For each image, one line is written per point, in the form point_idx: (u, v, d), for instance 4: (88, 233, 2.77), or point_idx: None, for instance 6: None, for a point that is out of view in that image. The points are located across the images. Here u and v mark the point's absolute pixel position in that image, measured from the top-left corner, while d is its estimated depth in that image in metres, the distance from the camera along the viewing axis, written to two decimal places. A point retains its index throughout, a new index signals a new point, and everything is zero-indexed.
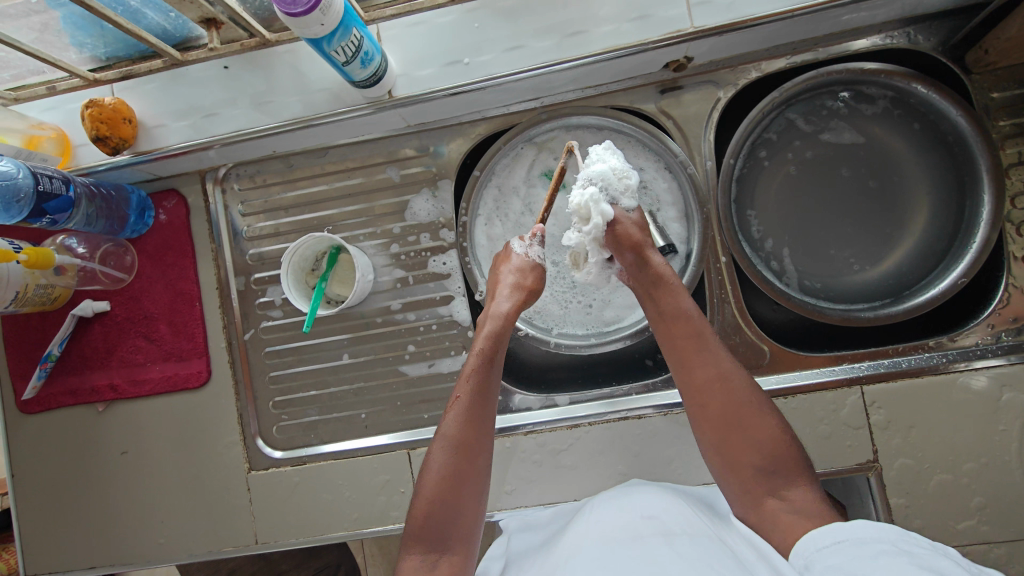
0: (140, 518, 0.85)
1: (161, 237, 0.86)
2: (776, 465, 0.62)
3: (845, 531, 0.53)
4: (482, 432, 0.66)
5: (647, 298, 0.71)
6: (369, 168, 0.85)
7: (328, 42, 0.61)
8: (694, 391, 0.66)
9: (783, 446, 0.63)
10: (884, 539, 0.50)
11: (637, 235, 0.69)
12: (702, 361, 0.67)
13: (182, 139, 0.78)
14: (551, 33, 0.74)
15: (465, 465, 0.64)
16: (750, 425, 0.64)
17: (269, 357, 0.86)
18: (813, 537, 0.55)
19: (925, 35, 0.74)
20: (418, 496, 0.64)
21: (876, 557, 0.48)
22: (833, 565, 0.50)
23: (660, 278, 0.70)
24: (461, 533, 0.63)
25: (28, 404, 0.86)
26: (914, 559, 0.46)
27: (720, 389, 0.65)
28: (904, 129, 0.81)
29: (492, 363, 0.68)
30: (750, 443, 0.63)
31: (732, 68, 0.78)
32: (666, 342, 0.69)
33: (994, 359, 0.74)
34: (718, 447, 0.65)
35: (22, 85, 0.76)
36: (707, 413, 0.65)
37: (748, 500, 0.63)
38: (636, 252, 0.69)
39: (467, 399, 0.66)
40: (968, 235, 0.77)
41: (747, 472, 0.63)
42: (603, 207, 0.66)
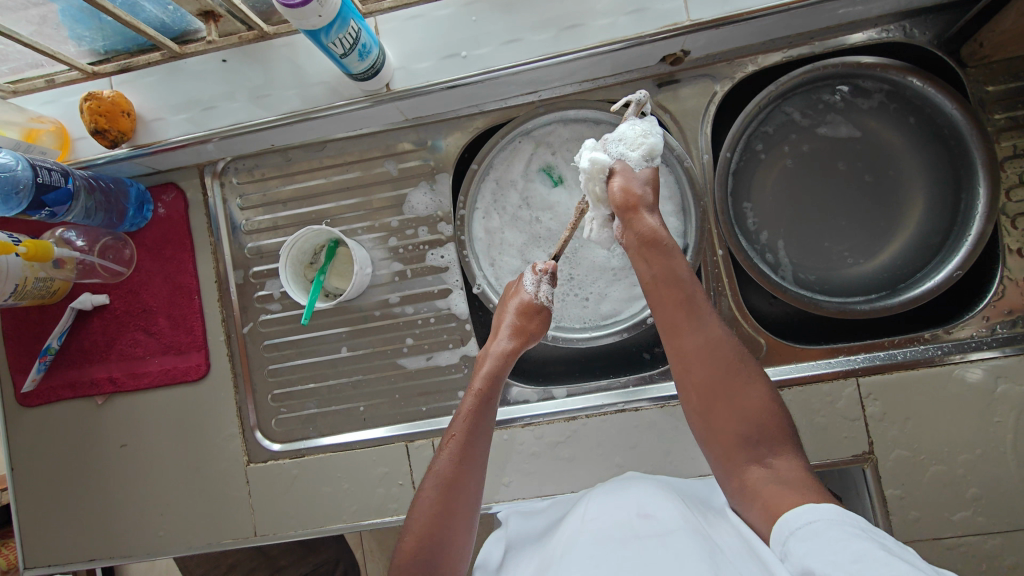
0: (139, 512, 0.85)
1: (160, 231, 0.86)
2: (761, 432, 0.63)
3: (816, 513, 0.54)
4: (476, 473, 0.66)
5: (640, 261, 0.69)
6: (366, 162, 0.85)
7: (326, 34, 0.61)
8: (685, 356, 0.66)
9: (768, 413, 0.64)
10: (854, 525, 0.52)
11: (636, 193, 0.68)
12: (694, 327, 0.66)
13: (180, 132, 0.79)
14: (548, 26, 0.74)
15: (455, 505, 0.63)
16: (737, 393, 0.64)
17: (268, 350, 0.86)
18: (787, 518, 0.56)
19: (920, 28, 0.74)
20: (409, 531, 0.63)
21: (853, 542, 0.49)
22: (810, 549, 0.51)
23: (657, 240, 0.68)
24: (445, 574, 0.62)
25: (27, 398, 0.86)
26: (888, 548, 0.48)
27: (709, 354, 0.65)
28: (900, 123, 0.81)
29: (489, 404, 0.69)
30: (737, 410, 0.64)
31: (729, 61, 0.78)
32: (657, 307, 0.68)
33: (989, 351, 0.74)
34: (704, 415, 0.65)
35: (20, 79, 0.78)
36: (696, 377, 0.65)
37: (729, 467, 0.64)
38: (629, 208, 0.67)
39: (463, 436, 0.66)
40: (963, 228, 0.77)
41: (731, 437, 0.64)
42: (596, 155, 0.68)
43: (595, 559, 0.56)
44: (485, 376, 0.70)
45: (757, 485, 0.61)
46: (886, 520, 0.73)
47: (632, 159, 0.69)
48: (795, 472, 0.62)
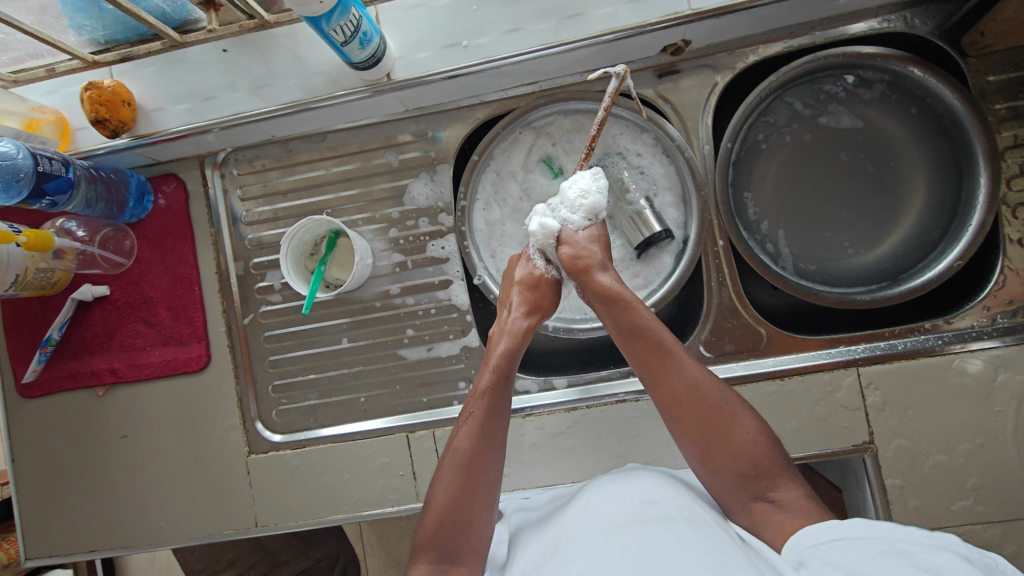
0: (140, 503, 0.85)
1: (160, 222, 0.86)
2: (757, 467, 0.62)
3: (842, 529, 0.53)
4: (493, 448, 0.66)
5: (609, 318, 0.68)
6: (367, 153, 0.85)
7: (327, 21, 0.61)
8: (666, 406, 0.65)
9: (763, 449, 0.63)
10: (881, 539, 0.50)
11: (585, 254, 0.70)
12: (669, 378, 0.65)
13: (181, 123, 0.79)
14: (549, 15, 0.74)
15: (473, 481, 0.64)
16: (725, 436, 0.63)
17: (269, 341, 0.86)
18: (810, 533, 0.55)
19: (921, 18, 0.74)
20: (429, 511, 0.64)
21: (877, 561, 0.48)
22: (830, 565, 0.50)
23: (615, 297, 0.68)
24: (471, 543, 0.63)
25: (28, 389, 0.86)
26: (914, 563, 0.46)
27: (691, 400, 0.64)
28: (901, 114, 0.81)
29: (506, 380, 0.69)
30: (730, 453, 0.63)
31: (730, 52, 0.78)
32: (634, 360, 0.67)
33: (990, 341, 0.74)
34: (702, 460, 0.64)
35: (21, 69, 0.77)
36: (682, 428, 0.65)
37: (739, 507, 0.63)
38: (580, 271, 0.70)
39: (481, 414, 0.66)
40: (964, 217, 0.77)
41: (732, 477, 0.63)
42: (545, 222, 0.71)
43: (597, 558, 0.55)
44: (502, 353, 0.69)
45: (766, 517, 0.60)
46: (886, 509, 0.73)
47: (577, 220, 0.71)
48: (801, 500, 0.60)
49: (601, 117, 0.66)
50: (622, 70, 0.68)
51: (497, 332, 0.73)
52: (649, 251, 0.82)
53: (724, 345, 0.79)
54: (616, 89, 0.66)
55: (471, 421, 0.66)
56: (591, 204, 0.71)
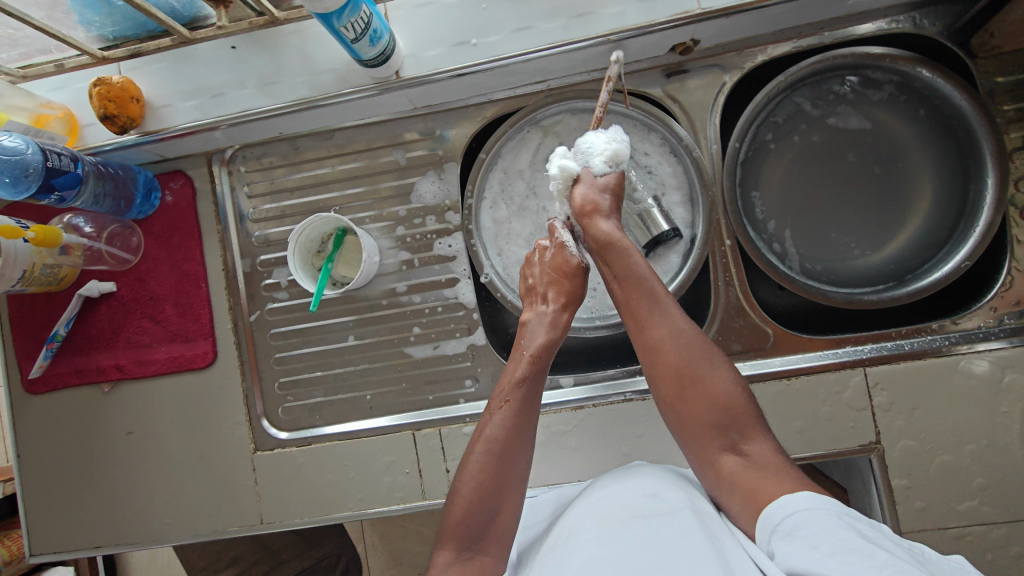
0: (146, 499, 0.85)
1: (167, 218, 0.86)
2: (732, 418, 0.63)
3: (792, 504, 0.54)
4: (526, 437, 0.66)
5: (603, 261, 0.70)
6: (375, 151, 0.85)
7: (338, 17, 0.61)
8: (647, 351, 0.66)
9: (738, 400, 0.64)
10: (831, 511, 0.52)
11: (595, 199, 0.70)
12: (654, 322, 0.66)
13: (189, 119, 0.79)
14: (558, 14, 0.74)
15: (506, 468, 0.64)
16: (704, 385, 0.64)
17: (275, 338, 0.86)
18: (768, 513, 0.55)
19: (930, 19, 0.75)
20: (455, 498, 0.64)
21: (834, 531, 0.49)
22: (793, 545, 0.50)
23: (612, 241, 0.69)
24: (494, 533, 0.64)
25: (34, 385, 0.86)
26: (867, 536, 0.49)
27: (677, 348, 0.65)
28: (910, 115, 0.81)
29: (541, 370, 0.69)
30: (705, 402, 0.64)
31: (738, 52, 0.78)
32: (623, 304, 0.69)
33: (996, 341, 0.74)
34: (674, 408, 0.65)
35: (30, 64, 0.78)
36: (660, 373, 0.65)
37: (703, 455, 0.64)
38: (585, 214, 0.70)
39: (518, 402, 0.67)
40: (972, 218, 0.77)
41: (704, 426, 0.64)
42: (565, 164, 0.71)
43: (599, 551, 0.56)
44: (540, 345, 0.70)
45: (732, 474, 0.61)
46: (892, 509, 0.73)
47: (598, 165, 0.71)
48: (767, 455, 0.62)
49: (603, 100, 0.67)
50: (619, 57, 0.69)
51: (531, 321, 0.73)
52: (657, 251, 0.82)
53: (731, 345, 0.79)
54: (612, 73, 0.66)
55: (506, 408, 0.66)
56: (614, 154, 0.71)
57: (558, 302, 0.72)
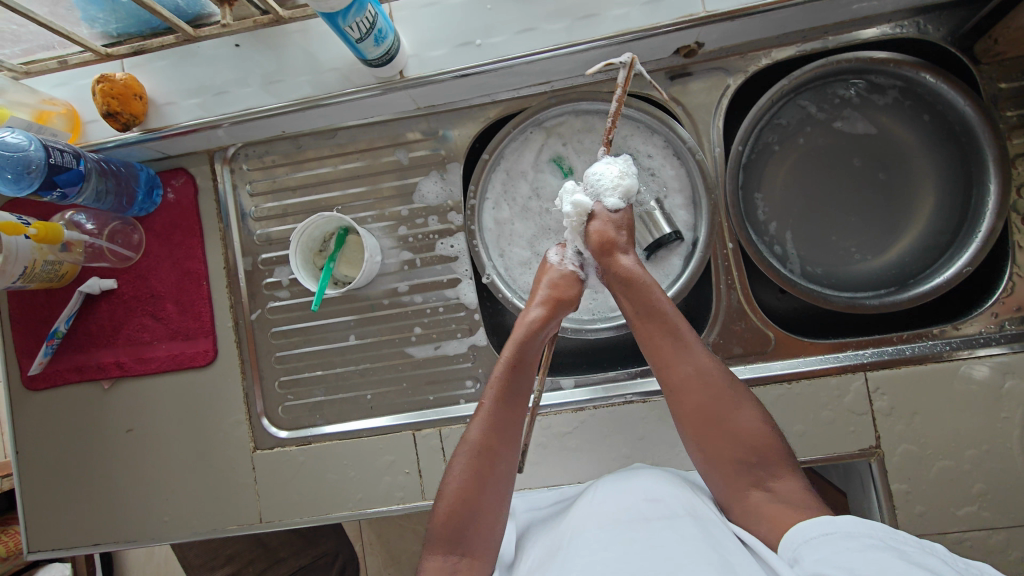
0: (145, 497, 0.85)
1: (169, 216, 0.86)
2: (757, 456, 0.63)
3: (834, 524, 0.54)
4: (507, 438, 0.67)
5: (624, 294, 0.70)
6: (377, 150, 0.85)
7: (343, 17, 0.61)
8: (671, 388, 0.66)
9: (764, 438, 0.63)
10: (873, 536, 0.51)
11: (611, 234, 0.70)
12: (676, 357, 0.66)
13: (192, 117, 0.79)
14: (563, 15, 0.74)
15: (489, 469, 0.65)
16: (728, 422, 0.64)
17: (276, 337, 0.86)
18: (802, 527, 0.55)
19: (934, 25, 0.75)
20: (442, 497, 0.65)
21: (870, 552, 0.49)
22: (824, 556, 0.50)
23: (632, 277, 0.69)
24: (479, 539, 0.63)
25: (34, 381, 0.86)
26: (907, 558, 0.48)
27: (698, 383, 0.65)
28: (913, 120, 0.81)
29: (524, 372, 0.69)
30: (730, 439, 0.63)
31: (742, 55, 0.78)
32: (645, 339, 0.68)
33: (997, 347, 0.75)
34: (698, 444, 0.65)
35: (32, 60, 0.77)
36: (686, 410, 0.65)
37: (731, 492, 0.63)
38: (605, 251, 0.70)
39: (494, 404, 0.67)
40: (974, 223, 0.77)
41: (729, 465, 0.63)
42: (574, 198, 0.70)
43: (600, 552, 0.56)
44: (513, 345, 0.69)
45: (759, 506, 0.61)
46: (892, 514, 0.73)
47: (610, 200, 0.71)
48: (797, 492, 0.61)
49: (616, 108, 0.66)
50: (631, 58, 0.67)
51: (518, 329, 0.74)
52: (659, 253, 0.82)
53: (732, 348, 0.79)
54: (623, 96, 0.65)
55: (485, 410, 0.67)
56: (625, 187, 0.71)
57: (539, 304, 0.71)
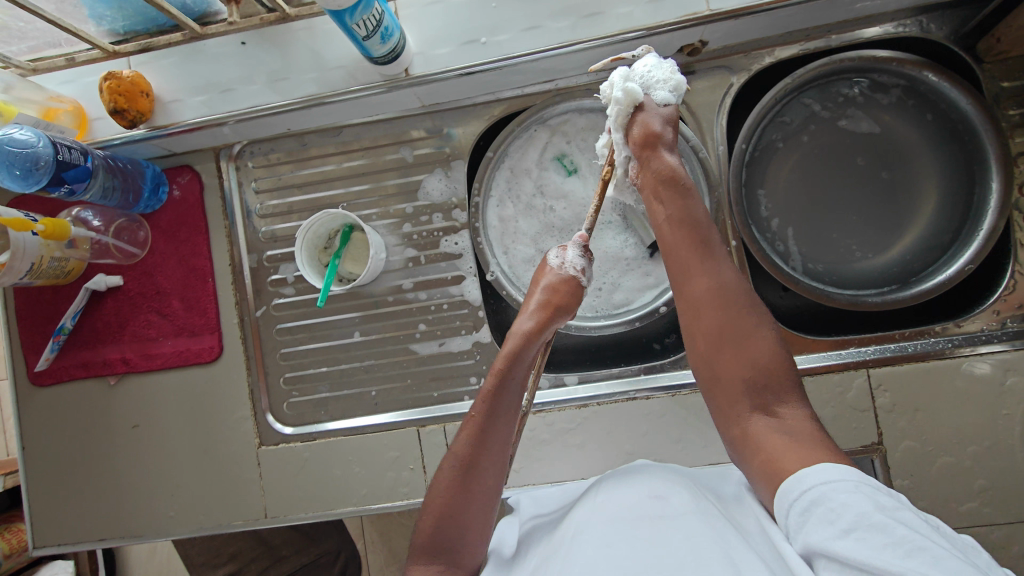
0: (150, 492, 0.85)
1: (175, 213, 0.86)
2: (767, 382, 0.63)
3: (809, 479, 0.53)
4: (492, 454, 0.66)
5: (654, 202, 0.69)
6: (382, 148, 0.85)
7: (350, 15, 0.61)
8: (691, 300, 0.66)
9: (775, 363, 0.63)
10: (848, 483, 0.51)
11: (656, 130, 0.68)
12: (700, 270, 0.66)
13: (198, 114, 0.79)
14: (568, 14, 0.74)
15: (473, 484, 0.64)
16: (742, 340, 0.64)
17: (281, 334, 0.87)
18: (786, 490, 0.54)
19: (937, 24, 0.75)
20: (427, 509, 0.65)
21: (849, 508, 0.48)
22: (811, 524, 0.50)
23: (674, 179, 0.67)
24: (466, 547, 0.64)
25: (40, 377, 0.87)
26: (885, 509, 0.48)
27: (719, 298, 0.65)
28: (916, 119, 0.81)
29: (509, 384, 0.68)
30: (744, 358, 0.63)
31: (745, 54, 0.79)
32: (669, 247, 0.68)
33: (999, 344, 0.75)
34: (706, 359, 0.65)
35: (39, 57, 0.78)
36: (701, 324, 0.66)
37: (732, 416, 0.63)
38: (646, 145, 0.68)
39: (479, 419, 0.66)
40: (976, 221, 0.77)
41: (738, 385, 0.63)
42: (630, 85, 0.67)
43: (604, 547, 0.56)
44: (505, 357, 0.68)
45: (760, 436, 0.60)
46: None
47: (660, 95, 0.69)
48: (801, 422, 0.61)
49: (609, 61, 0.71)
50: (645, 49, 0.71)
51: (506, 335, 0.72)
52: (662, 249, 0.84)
53: None
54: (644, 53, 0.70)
55: (471, 424, 0.67)
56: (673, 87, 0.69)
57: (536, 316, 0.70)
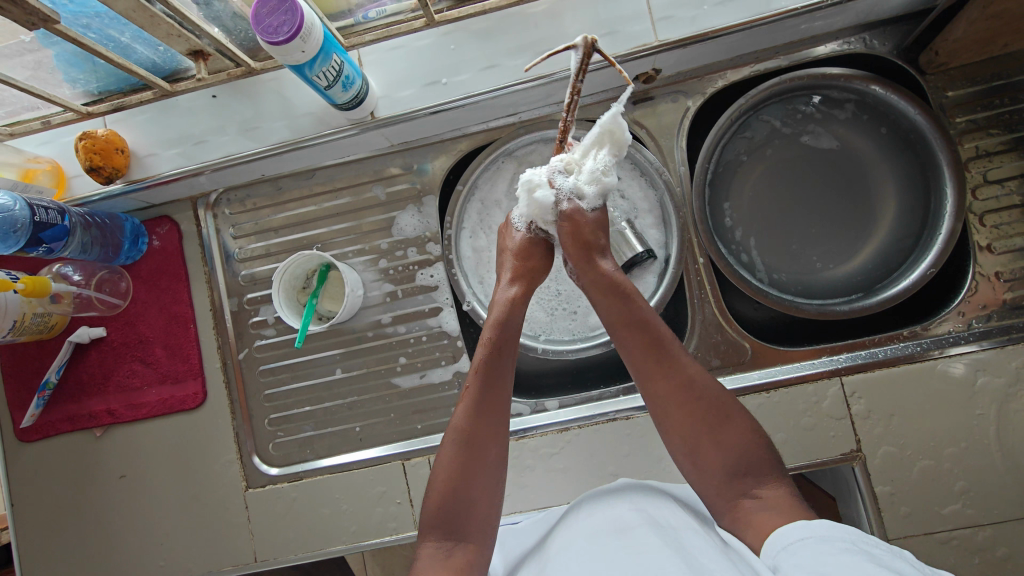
0: (139, 542, 0.85)
1: (155, 263, 0.88)
2: (746, 464, 0.62)
3: (807, 527, 0.53)
4: (494, 421, 0.66)
5: (601, 307, 0.70)
6: (355, 188, 0.88)
7: (309, 67, 0.64)
8: (656, 401, 0.66)
9: (753, 450, 0.63)
10: (846, 538, 0.51)
11: (587, 235, 0.71)
12: (658, 372, 0.66)
13: (174, 166, 0.81)
14: (524, 51, 0.77)
15: (477, 454, 0.65)
16: (716, 433, 0.64)
17: (264, 375, 0.88)
18: (780, 532, 0.55)
19: (880, 40, 0.78)
20: (432, 485, 0.65)
21: (842, 554, 0.48)
22: (800, 561, 0.50)
23: (617, 283, 0.70)
24: (475, 516, 0.63)
25: (27, 433, 0.87)
26: (876, 560, 0.47)
27: (684, 395, 0.65)
28: (872, 132, 0.84)
29: (505, 349, 0.69)
30: (721, 449, 0.63)
31: (699, 78, 0.82)
32: (626, 352, 0.68)
33: (968, 345, 0.76)
34: (688, 453, 0.65)
35: (17, 122, 0.78)
36: (674, 424, 0.65)
37: (722, 501, 0.62)
38: (583, 254, 0.70)
39: (477, 389, 0.67)
40: (933, 227, 0.79)
41: (719, 475, 0.63)
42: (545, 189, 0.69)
43: (583, 565, 0.56)
44: (493, 324, 0.70)
45: None
46: (877, 516, 0.74)
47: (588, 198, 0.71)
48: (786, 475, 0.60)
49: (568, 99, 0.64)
50: (584, 39, 0.60)
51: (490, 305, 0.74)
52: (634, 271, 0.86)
53: (710, 361, 0.81)
54: (583, 62, 0.61)
55: (467, 396, 0.67)
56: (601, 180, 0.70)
57: (516, 280, 0.73)
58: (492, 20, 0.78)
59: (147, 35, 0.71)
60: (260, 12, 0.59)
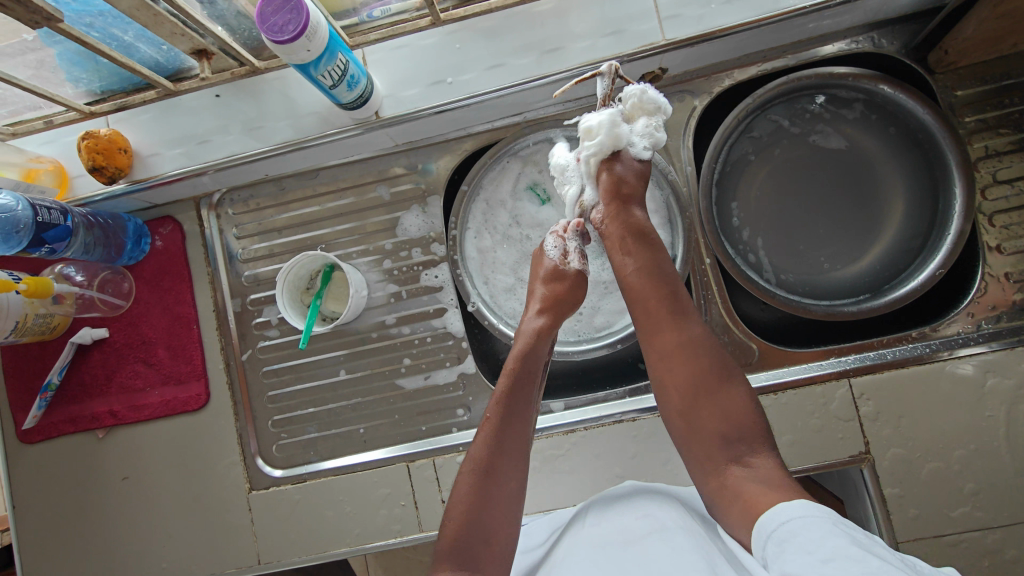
0: (142, 543, 0.85)
1: (158, 263, 0.88)
2: (741, 432, 0.62)
3: (788, 511, 0.53)
4: (512, 455, 0.66)
5: (618, 254, 0.70)
6: (359, 188, 0.87)
7: (314, 66, 0.63)
8: (660, 353, 0.66)
9: (749, 417, 0.63)
10: (827, 520, 0.51)
11: (626, 184, 0.70)
12: (668, 323, 0.66)
13: (177, 166, 0.81)
14: (530, 50, 0.77)
15: (494, 486, 0.64)
16: (716, 393, 0.63)
17: (267, 376, 0.87)
18: (762, 518, 0.54)
19: (888, 39, 0.78)
20: (447, 516, 0.63)
21: (826, 540, 0.48)
22: (786, 551, 0.49)
23: (640, 234, 0.69)
24: (490, 550, 0.61)
25: (28, 435, 0.86)
26: (861, 544, 0.47)
27: (693, 349, 0.65)
28: (880, 132, 0.83)
29: (527, 382, 0.69)
30: (717, 410, 0.63)
31: (706, 77, 0.81)
32: (637, 299, 0.68)
33: (977, 346, 0.76)
34: (683, 408, 0.64)
35: (19, 121, 0.77)
36: (674, 377, 0.64)
37: (709, 468, 0.62)
38: (616, 200, 0.70)
39: (498, 419, 0.66)
40: (942, 227, 0.79)
41: (713, 437, 0.62)
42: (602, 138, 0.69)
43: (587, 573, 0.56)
44: (516, 355, 0.70)
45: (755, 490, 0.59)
46: (885, 518, 0.73)
47: (639, 148, 0.71)
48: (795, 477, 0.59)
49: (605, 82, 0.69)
50: (609, 66, 0.69)
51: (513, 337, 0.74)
52: None
53: None
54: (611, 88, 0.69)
55: (488, 427, 0.67)
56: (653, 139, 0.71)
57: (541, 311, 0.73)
58: (498, 19, 0.77)
59: (150, 34, 0.70)
60: (266, 10, 0.58)
